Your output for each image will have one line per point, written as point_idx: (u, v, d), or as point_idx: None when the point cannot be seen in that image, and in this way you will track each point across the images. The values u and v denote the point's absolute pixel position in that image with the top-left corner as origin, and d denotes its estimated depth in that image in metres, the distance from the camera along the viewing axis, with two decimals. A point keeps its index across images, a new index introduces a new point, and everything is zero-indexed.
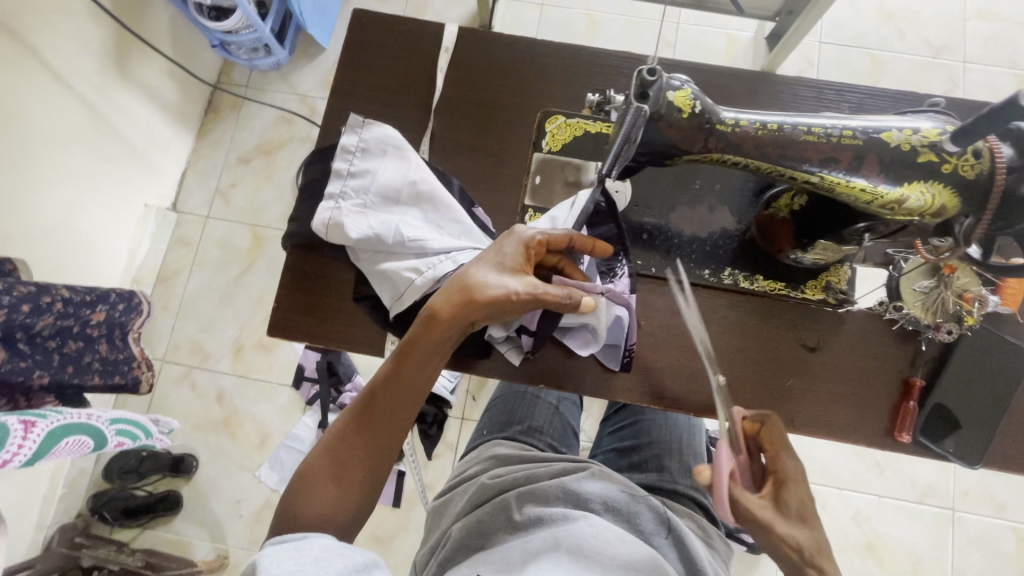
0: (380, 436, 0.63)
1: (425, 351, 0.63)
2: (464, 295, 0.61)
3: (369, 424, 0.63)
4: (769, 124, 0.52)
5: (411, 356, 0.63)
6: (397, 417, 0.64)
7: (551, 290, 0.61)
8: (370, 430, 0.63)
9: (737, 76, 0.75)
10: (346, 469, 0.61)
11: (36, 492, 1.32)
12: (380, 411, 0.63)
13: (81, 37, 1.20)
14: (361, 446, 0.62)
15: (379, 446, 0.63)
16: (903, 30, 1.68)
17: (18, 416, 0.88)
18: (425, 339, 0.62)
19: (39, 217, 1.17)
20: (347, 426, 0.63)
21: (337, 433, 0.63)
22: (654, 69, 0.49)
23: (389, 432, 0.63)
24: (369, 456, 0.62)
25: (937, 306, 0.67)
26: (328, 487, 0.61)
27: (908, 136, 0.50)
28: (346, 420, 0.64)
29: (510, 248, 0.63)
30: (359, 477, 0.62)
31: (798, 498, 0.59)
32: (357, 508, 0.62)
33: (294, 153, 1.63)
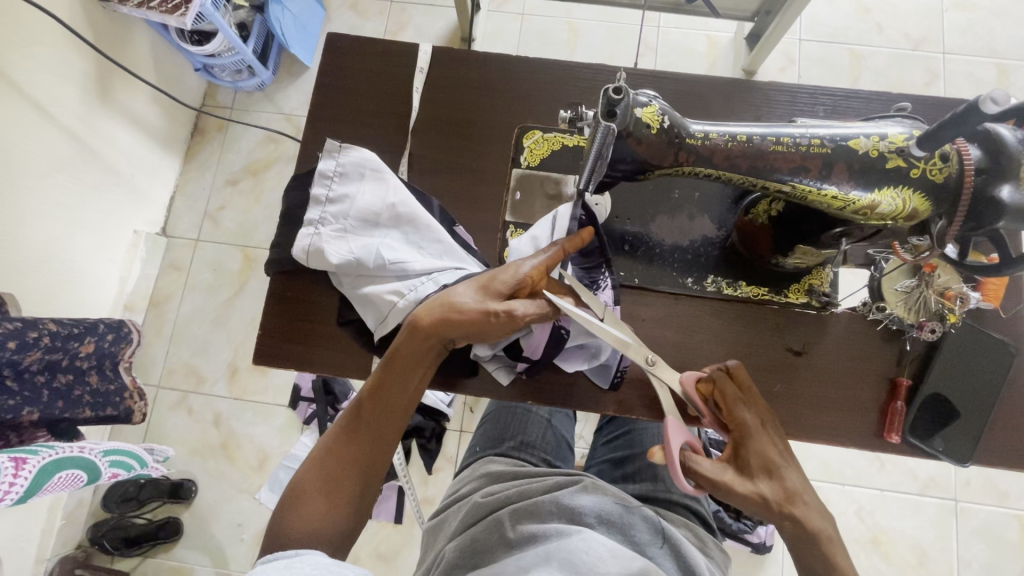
0: (367, 450, 0.63)
1: (408, 365, 0.63)
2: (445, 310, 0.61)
3: (358, 437, 0.63)
4: (738, 136, 0.52)
5: (397, 370, 0.63)
6: (384, 431, 0.63)
7: (531, 310, 0.61)
8: (357, 442, 0.63)
9: (712, 83, 0.75)
10: (333, 482, 0.61)
11: (33, 526, 1.31)
12: (367, 425, 0.63)
13: (62, 69, 1.20)
14: (349, 459, 0.62)
15: (367, 459, 0.63)
16: (881, 24, 1.69)
17: (8, 454, 0.88)
18: (408, 348, 0.62)
19: (26, 250, 1.17)
20: (334, 440, 0.63)
21: (325, 448, 0.63)
22: (620, 87, 0.49)
23: (376, 443, 0.63)
24: (357, 467, 0.62)
25: (919, 305, 0.66)
26: (316, 501, 0.60)
27: (875, 142, 0.50)
28: (334, 435, 0.64)
29: (501, 273, 0.63)
30: (347, 490, 0.61)
31: (757, 450, 0.59)
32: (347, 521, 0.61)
33: (281, 172, 1.63)
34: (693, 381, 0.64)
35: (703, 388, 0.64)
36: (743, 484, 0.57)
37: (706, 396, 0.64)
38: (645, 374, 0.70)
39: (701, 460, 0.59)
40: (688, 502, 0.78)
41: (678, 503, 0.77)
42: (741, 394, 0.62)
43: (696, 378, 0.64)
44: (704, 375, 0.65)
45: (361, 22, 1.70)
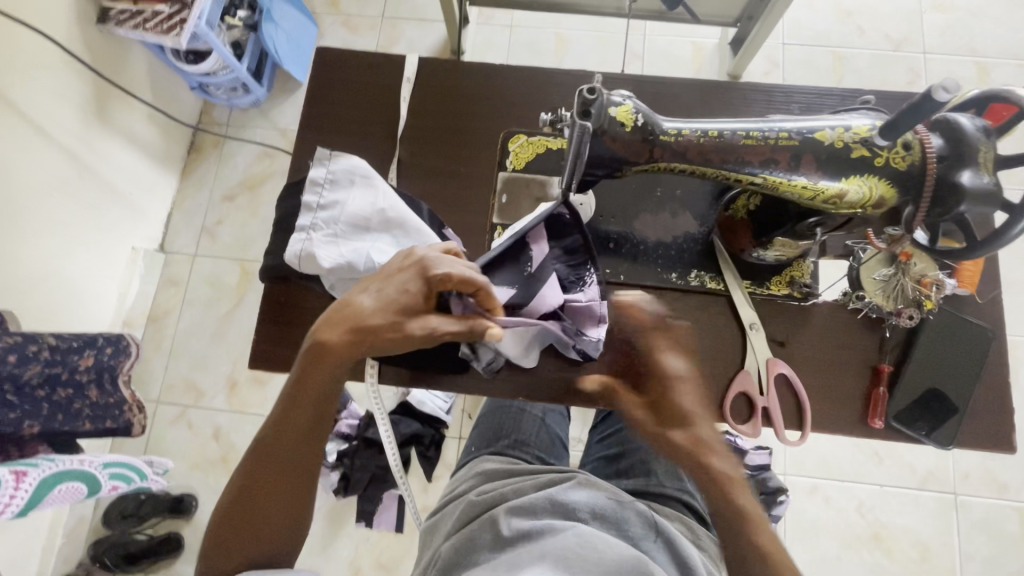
0: (285, 478, 0.62)
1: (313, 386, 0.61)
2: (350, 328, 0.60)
3: (274, 467, 0.62)
4: (710, 131, 0.54)
5: (304, 394, 0.61)
6: (301, 455, 0.62)
7: (452, 324, 0.61)
8: (274, 473, 0.61)
9: (690, 85, 0.77)
10: (256, 516, 0.61)
11: (34, 544, 1.31)
12: (281, 453, 0.62)
13: (61, 89, 1.23)
14: (267, 490, 0.61)
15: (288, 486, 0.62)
16: (863, 26, 1.73)
17: (10, 467, 0.89)
18: (316, 371, 0.61)
19: (26, 267, 1.19)
20: (250, 474, 0.62)
21: (240, 483, 0.62)
22: (594, 88, 0.51)
23: (295, 470, 0.62)
24: (279, 497, 0.62)
25: (897, 292, 0.68)
26: (244, 535, 0.61)
27: (840, 134, 0.52)
28: (248, 468, 0.62)
29: (408, 280, 0.62)
30: (274, 517, 0.62)
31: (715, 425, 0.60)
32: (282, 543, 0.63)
33: (277, 186, 1.66)
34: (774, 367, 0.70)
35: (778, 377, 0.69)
36: (737, 488, 0.57)
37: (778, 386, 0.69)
38: None
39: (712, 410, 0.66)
40: (681, 496, 0.78)
41: (671, 498, 0.78)
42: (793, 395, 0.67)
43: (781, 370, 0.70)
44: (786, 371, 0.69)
45: (353, 38, 1.74)
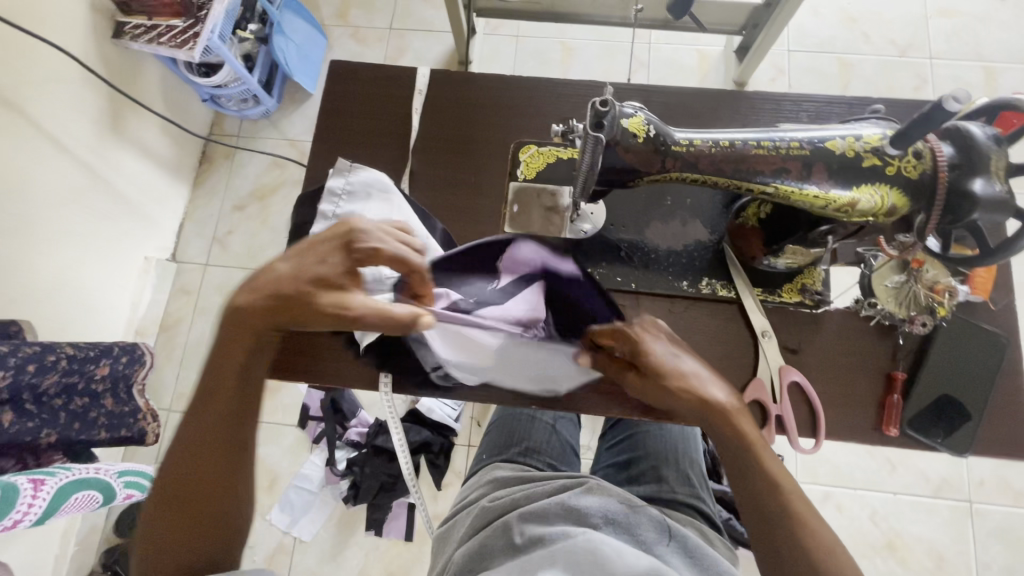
0: (208, 467, 0.61)
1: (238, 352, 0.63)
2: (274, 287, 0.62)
3: (192, 459, 0.61)
4: (721, 142, 0.54)
5: (223, 376, 0.62)
6: (224, 442, 0.62)
7: (371, 304, 0.62)
8: (201, 463, 0.61)
9: (697, 95, 0.78)
10: (190, 513, 0.59)
11: (48, 551, 1.32)
12: (203, 443, 0.61)
13: (77, 103, 1.26)
14: (194, 483, 0.60)
15: (220, 468, 0.61)
16: (867, 33, 1.74)
17: (27, 475, 0.90)
18: (241, 343, 0.63)
19: (42, 277, 1.21)
20: (175, 469, 0.61)
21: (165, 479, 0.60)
22: (606, 100, 0.52)
23: (215, 458, 0.61)
24: (212, 487, 0.61)
25: (909, 300, 0.69)
26: (176, 539, 0.59)
27: (851, 143, 0.52)
28: (172, 460, 0.61)
29: (328, 252, 0.63)
30: (207, 513, 0.60)
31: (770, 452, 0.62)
32: (212, 547, 0.60)
33: (286, 196, 1.68)
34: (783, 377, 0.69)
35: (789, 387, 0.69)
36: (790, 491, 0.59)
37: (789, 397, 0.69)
38: None
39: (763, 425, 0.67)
40: (692, 501, 0.78)
41: (682, 503, 0.78)
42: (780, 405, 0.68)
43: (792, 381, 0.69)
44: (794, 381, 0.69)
45: (362, 50, 1.77)
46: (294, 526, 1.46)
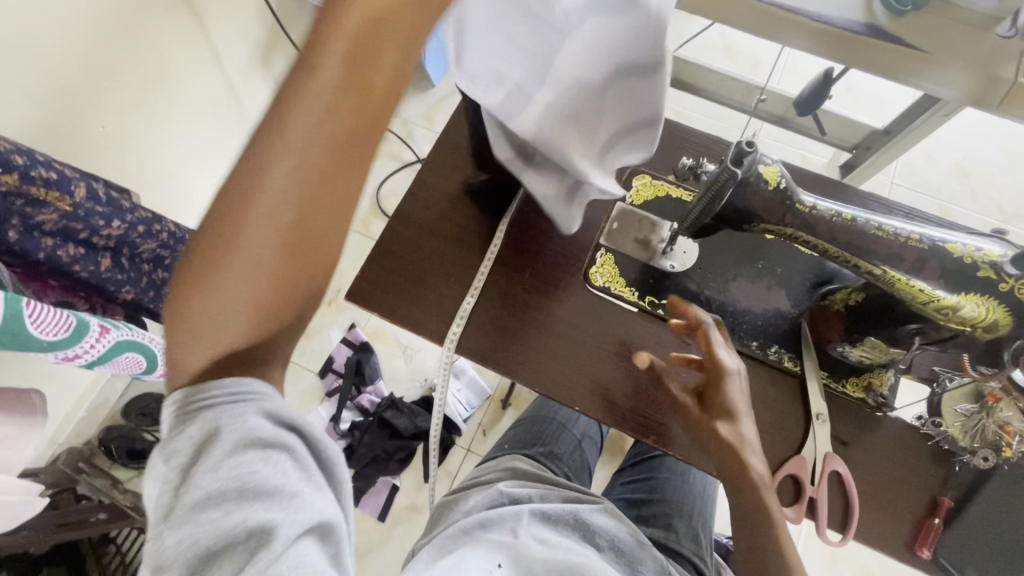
0: (311, 223, 0.40)
1: (308, 180, 0.39)
2: (338, 62, 0.38)
3: (296, 198, 0.39)
4: (843, 214, 0.57)
5: (321, 105, 0.38)
6: (330, 192, 0.40)
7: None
8: (306, 205, 0.39)
9: (814, 177, 0.81)
10: (288, 285, 0.40)
11: (62, 408, 1.40)
12: (305, 192, 0.39)
13: (244, 28, 1.39)
14: (291, 240, 0.40)
15: (326, 215, 0.40)
16: (976, 190, 1.75)
17: (98, 320, 0.97)
18: (335, 39, 0.38)
19: (157, 165, 1.31)
20: (254, 225, 0.39)
21: (225, 238, 0.39)
22: (752, 143, 0.56)
23: (323, 214, 0.40)
24: (307, 238, 0.40)
25: (976, 431, 0.67)
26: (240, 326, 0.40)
27: (971, 251, 0.54)
28: (252, 212, 0.39)
29: None
30: (308, 284, 0.41)
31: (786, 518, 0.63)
32: (293, 319, 0.42)
33: (382, 165, 1.79)
34: (835, 464, 0.69)
35: (833, 476, 0.69)
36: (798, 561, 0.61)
37: (832, 483, 0.69)
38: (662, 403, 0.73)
39: (818, 481, 0.68)
40: (695, 559, 0.76)
41: (685, 558, 0.76)
42: (815, 484, 0.68)
43: (837, 472, 0.69)
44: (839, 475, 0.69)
45: None
46: None
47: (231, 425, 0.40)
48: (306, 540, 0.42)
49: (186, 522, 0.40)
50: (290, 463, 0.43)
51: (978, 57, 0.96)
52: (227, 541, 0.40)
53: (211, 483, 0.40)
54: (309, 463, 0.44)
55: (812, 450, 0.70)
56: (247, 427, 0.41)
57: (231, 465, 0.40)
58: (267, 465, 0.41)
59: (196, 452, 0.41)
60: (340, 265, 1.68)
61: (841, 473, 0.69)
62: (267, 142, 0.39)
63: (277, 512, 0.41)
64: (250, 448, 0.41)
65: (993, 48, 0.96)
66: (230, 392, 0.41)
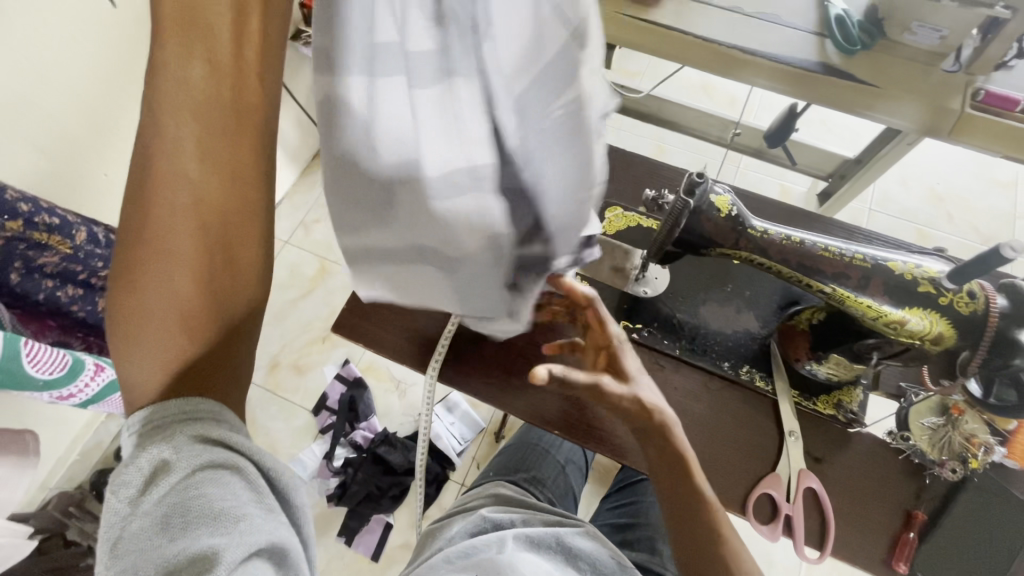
0: (228, 217, 0.42)
1: (211, 185, 0.41)
2: (191, 67, 0.39)
3: (205, 197, 0.41)
4: (792, 237, 0.61)
5: (194, 113, 0.39)
6: (235, 188, 0.42)
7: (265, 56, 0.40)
8: (214, 200, 0.42)
9: (774, 206, 0.86)
10: (221, 275, 0.43)
11: (55, 452, 1.41)
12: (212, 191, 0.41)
13: None
14: (215, 236, 0.42)
15: (239, 205, 0.43)
16: (952, 215, 1.80)
17: (94, 358, 0.99)
18: (177, 46, 0.38)
19: None
20: (165, 233, 0.40)
21: (142, 252, 0.40)
22: (702, 175, 0.61)
23: (235, 205, 0.43)
24: (227, 231, 0.43)
25: (944, 443, 0.69)
26: (175, 332, 0.42)
27: (911, 268, 0.58)
28: (162, 220, 0.40)
29: None
30: (244, 269, 0.45)
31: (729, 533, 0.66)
32: (234, 305, 0.45)
33: None
34: (809, 481, 0.70)
35: (808, 493, 0.70)
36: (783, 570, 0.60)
37: (808, 499, 0.70)
38: None
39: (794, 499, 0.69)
40: None
41: None
42: (791, 502, 0.69)
43: (812, 488, 0.70)
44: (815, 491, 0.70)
45: None
46: None
47: (181, 454, 0.41)
48: (258, 564, 0.41)
49: (132, 552, 0.39)
50: (239, 484, 0.42)
51: (928, 90, 1.03)
52: (171, 569, 0.39)
53: (159, 510, 0.40)
54: (261, 487, 0.44)
55: (785, 466, 0.71)
56: (199, 450, 0.41)
57: (183, 489, 0.40)
58: (218, 487, 0.41)
59: (147, 483, 0.41)
60: (335, 302, 1.72)
61: (815, 489, 0.70)
62: (147, 152, 0.40)
63: (222, 535, 0.40)
64: (200, 471, 0.41)
65: (940, 82, 1.03)
66: (185, 412, 0.42)
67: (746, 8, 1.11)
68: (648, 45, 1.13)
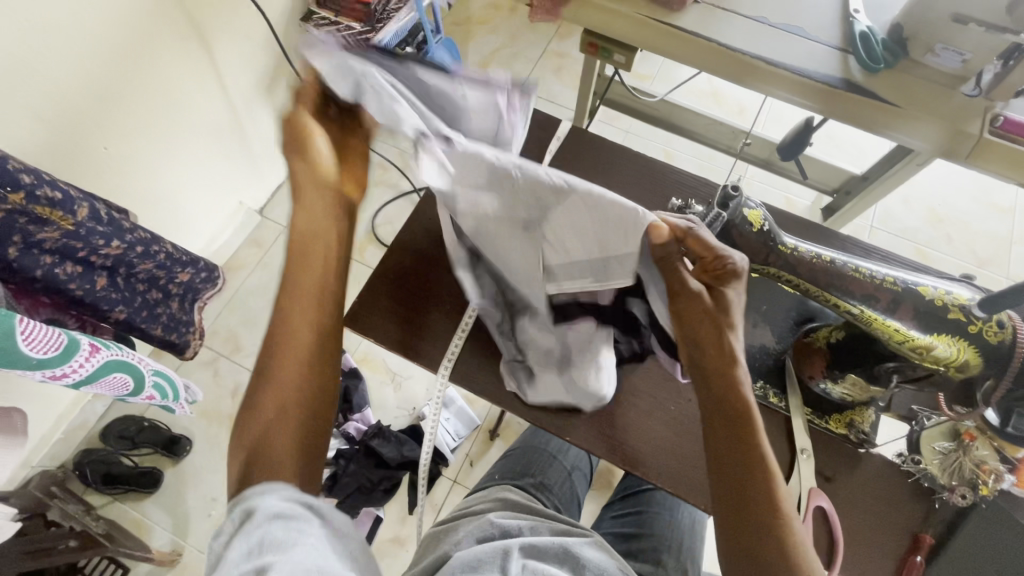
0: (320, 335, 0.60)
1: (312, 314, 0.59)
2: (301, 240, 0.61)
3: (306, 324, 0.59)
4: (823, 256, 0.61)
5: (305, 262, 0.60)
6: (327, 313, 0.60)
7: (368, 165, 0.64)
8: (312, 321, 0.59)
9: (793, 218, 0.85)
10: (312, 376, 0.58)
11: (39, 429, 1.38)
12: (310, 315, 0.59)
13: (251, 58, 1.43)
14: (312, 347, 0.59)
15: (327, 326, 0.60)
16: (951, 236, 1.82)
17: (89, 339, 0.96)
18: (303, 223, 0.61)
19: (158, 186, 1.32)
20: (281, 348, 0.58)
21: (264, 366, 0.58)
22: (737, 188, 0.61)
23: (324, 323, 0.60)
24: (320, 342, 0.60)
25: (954, 468, 0.69)
26: (281, 419, 0.56)
27: (941, 294, 0.57)
28: (279, 343, 0.58)
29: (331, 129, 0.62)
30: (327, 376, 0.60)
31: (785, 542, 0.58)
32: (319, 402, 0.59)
33: (378, 194, 1.83)
34: (820, 500, 0.70)
35: (819, 513, 0.70)
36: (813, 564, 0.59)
37: (818, 519, 0.70)
38: (646, 432, 0.74)
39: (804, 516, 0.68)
40: None
41: None
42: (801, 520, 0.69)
43: (822, 508, 0.70)
44: (824, 511, 0.70)
45: None
46: None
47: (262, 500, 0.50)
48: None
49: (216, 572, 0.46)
50: (305, 526, 0.49)
51: (949, 113, 1.02)
52: None
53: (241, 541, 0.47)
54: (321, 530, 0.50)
55: (796, 483, 0.71)
56: (276, 496, 0.50)
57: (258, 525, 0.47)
58: (286, 524, 0.48)
59: (239, 525, 0.49)
60: None
61: (826, 509, 0.70)
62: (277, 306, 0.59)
63: (280, 553, 0.45)
64: (274, 512, 0.49)
65: (961, 106, 1.03)
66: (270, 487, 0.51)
67: (770, 18, 1.11)
68: (671, 49, 1.11)
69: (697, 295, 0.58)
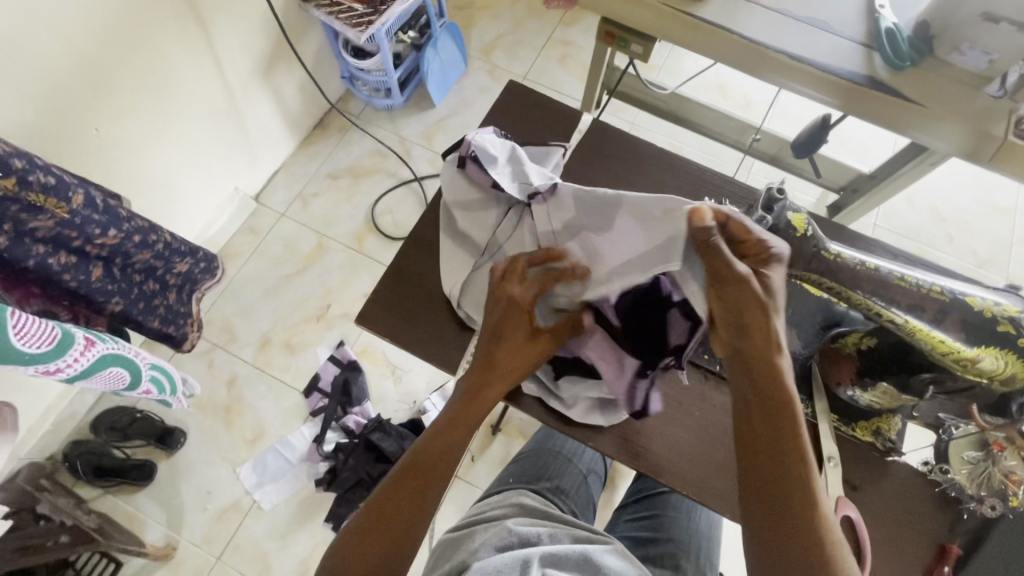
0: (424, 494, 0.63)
1: (428, 473, 0.64)
2: (458, 409, 0.66)
3: (423, 484, 0.63)
4: (868, 263, 0.60)
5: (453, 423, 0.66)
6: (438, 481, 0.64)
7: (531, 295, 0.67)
8: (427, 479, 0.63)
9: (823, 221, 0.83)
10: (402, 532, 0.61)
11: (26, 421, 1.32)
12: (426, 472, 0.63)
13: (249, 38, 1.37)
14: (414, 503, 0.62)
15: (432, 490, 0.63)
16: (953, 236, 1.83)
17: (83, 332, 0.91)
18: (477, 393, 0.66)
19: (152, 170, 1.26)
20: (396, 487, 0.63)
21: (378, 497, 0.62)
22: (781, 191, 0.61)
23: (433, 491, 0.63)
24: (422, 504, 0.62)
25: (982, 477, 0.67)
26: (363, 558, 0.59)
27: (990, 305, 0.56)
28: (396, 481, 0.63)
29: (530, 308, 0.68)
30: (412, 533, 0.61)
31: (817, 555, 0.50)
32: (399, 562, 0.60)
33: (379, 182, 1.77)
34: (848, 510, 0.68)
35: (845, 523, 0.68)
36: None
37: (845, 530, 0.68)
38: (670, 438, 0.72)
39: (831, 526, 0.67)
40: None
41: None
42: None
43: (849, 518, 0.68)
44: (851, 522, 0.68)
45: (493, 85, 1.91)
46: (257, 489, 1.43)
47: None
48: None
49: None
50: None
51: (974, 114, 1.01)
52: None
53: None
54: None
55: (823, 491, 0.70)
56: None
57: None
58: None
59: None
60: (332, 281, 1.65)
61: (853, 519, 0.68)
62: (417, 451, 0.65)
63: None
64: None
65: (985, 107, 1.01)
66: None
67: (793, 12, 1.07)
68: (691, 40, 1.08)
69: (745, 278, 0.53)
